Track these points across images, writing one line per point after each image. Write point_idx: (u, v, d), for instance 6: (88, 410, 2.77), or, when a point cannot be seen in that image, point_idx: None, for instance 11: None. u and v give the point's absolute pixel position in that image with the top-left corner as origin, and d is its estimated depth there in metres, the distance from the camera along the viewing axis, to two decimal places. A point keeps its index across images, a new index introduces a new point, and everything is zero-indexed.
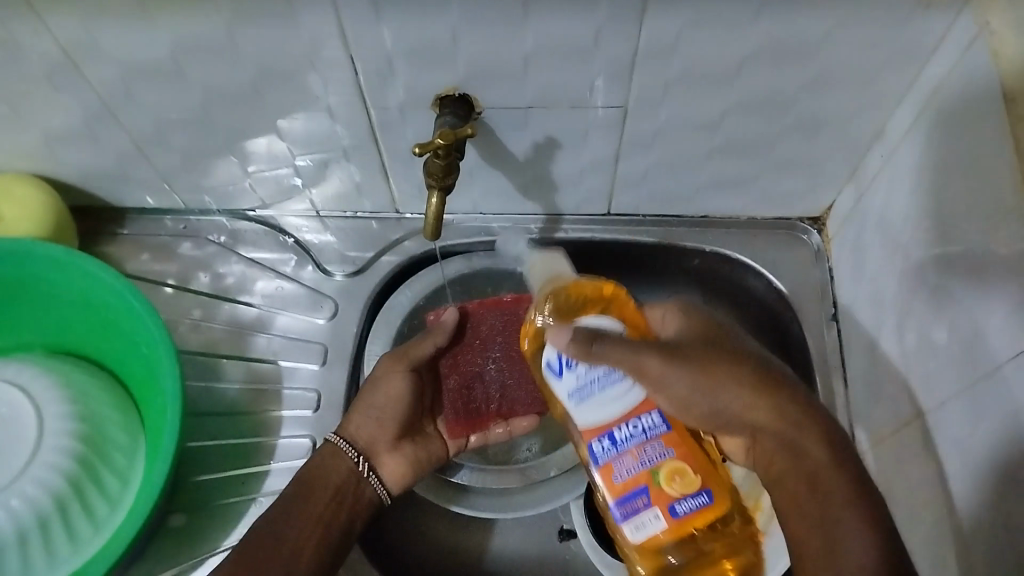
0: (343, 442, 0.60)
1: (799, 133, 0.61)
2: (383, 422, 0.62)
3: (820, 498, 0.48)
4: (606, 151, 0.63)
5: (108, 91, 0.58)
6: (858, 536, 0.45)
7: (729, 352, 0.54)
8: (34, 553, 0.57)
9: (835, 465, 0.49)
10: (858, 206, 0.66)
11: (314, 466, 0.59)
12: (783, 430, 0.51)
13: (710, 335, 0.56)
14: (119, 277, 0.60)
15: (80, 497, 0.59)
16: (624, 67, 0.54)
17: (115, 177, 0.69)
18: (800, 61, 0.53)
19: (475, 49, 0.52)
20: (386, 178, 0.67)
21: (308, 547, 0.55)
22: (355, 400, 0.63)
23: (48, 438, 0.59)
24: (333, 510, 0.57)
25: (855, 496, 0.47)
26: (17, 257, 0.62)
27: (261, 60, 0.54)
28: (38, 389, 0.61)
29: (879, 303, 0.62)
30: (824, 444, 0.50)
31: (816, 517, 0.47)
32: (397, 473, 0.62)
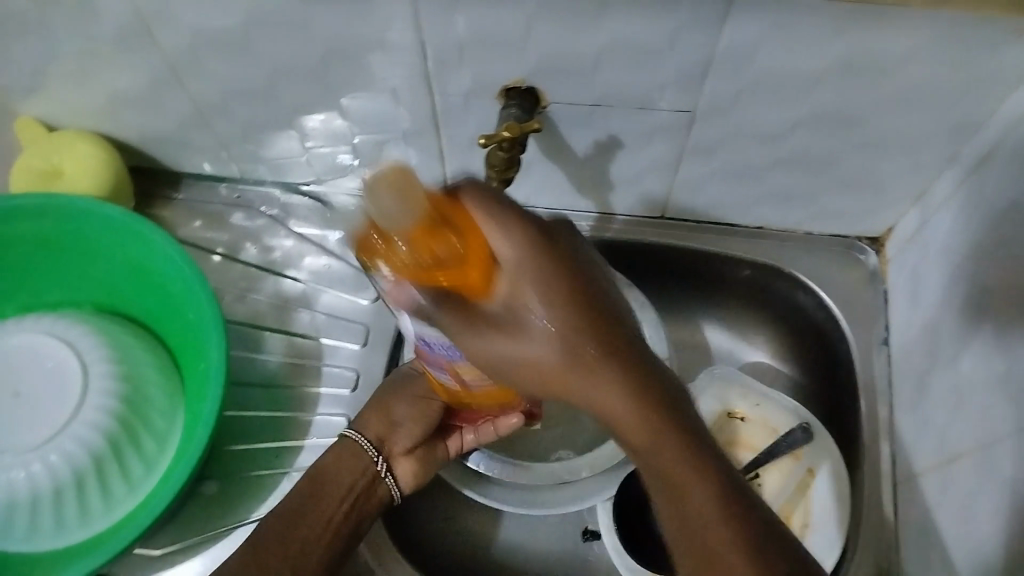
0: (360, 439, 0.61)
1: (869, 152, 0.60)
2: (407, 428, 0.61)
3: (683, 517, 0.42)
4: (667, 154, 0.62)
5: (177, 58, 0.58)
6: (740, 562, 0.40)
7: (548, 318, 0.40)
8: (69, 509, 0.58)
9: (686, 462, 0.42)
10: (921, 229, 0.64)
11: (332, 462, 0.60)
12: (622, 415, 0.41)
13: (536, 268, 0.40)
14: (175, 245, 0.61)
15: (117, 456, 0.60)
16: (696, 71, 0.53)
17: (174, 143, 0.69)
18: (877, 79, 0.52)
19: (546, 41, 0.51)
20: (442, 165, 0.67)
21: (318, 547, 0.56)
22: (381, 399, 0.63)
23: (91, 396, 0.59)
24: (346, 509, 0.58)
25: (726, 518, 0.41)
26: (75, 214, 0.62)
27: (330, 39, 0.54)
28: (85, 347, 0.61)
29: (934, 332, 0.61)
30: (688, 464, 0.42)
31: (682, 527, 0.42)
32: (410, 474, 0.62)
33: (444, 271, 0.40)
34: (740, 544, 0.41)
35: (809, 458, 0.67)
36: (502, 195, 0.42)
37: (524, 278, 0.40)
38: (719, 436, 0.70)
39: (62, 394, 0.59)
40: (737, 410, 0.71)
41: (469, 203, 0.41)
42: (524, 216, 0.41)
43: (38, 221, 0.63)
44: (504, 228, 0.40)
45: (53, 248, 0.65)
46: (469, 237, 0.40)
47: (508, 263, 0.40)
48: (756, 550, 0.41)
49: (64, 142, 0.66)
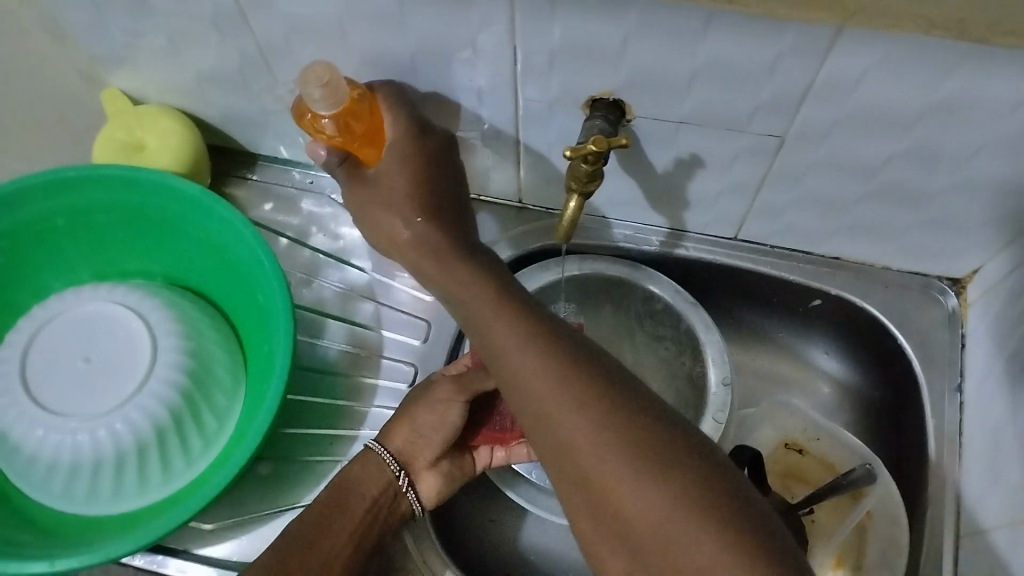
0: (384, 452, 0.59)
1: (961, 193, 0.57)
2: (432, 441, 0.60)
3: (538, 410, 0.45)
4: (750, 177, 0.61)
5: (268, 43, 0.58)
6: (588, 437, 0.43)
7: (422, 207, 0.54)
8: (129, 476, 0.59)
9: (543, 356, 0.46)
10: (1009, 276, 0.62)
11: (354, 473, 0.58)
12: (501, 336, 0.48)
13: (410, 165, 0.54)
14: (251, 228, 0.61)
15: (179, 430, 0.60)
16: (793, 97, 0.51)
17: (254, 124, 0.70)
18: (982, 121, 0.50)
19: (641, 56, 0.50)
20: (518, 168, 0.66)
21: (339, 561, 0.54)
22: (404, 408, 0.61)
23: (159, 369, 0.60)
24: (367, 522, 0.57)
25: (573, 395, 0.44)
26: (155, 188, 0.63)
27: (421, 36, 0.53)
28: (156, 320, 0.62)
29: (1015, 385, 0.58)
30: (535, 354, 0.46)
31: (537, 416, 0.45)
32: (433, 489, 0.60)
33: (368, 143, 0.55)
34: (586, 409, 0.43)
35: (872, 500, 0.65)
36: (411, 109, 0.56)
37: (390, 163, 0.54)
38: (776, 466, 0.70)
39: (132, 365, 0.60)
40: (795, 441, 0.71)
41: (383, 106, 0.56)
42: (406, 122, 0.55)
43: (121, 191, 0.64)
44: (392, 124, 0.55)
45: (131, 220, 0.66)
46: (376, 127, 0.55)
47: (401, 173, 0.54)
48: (611, 423, 0.43)
49: (156, 124, 0.67)
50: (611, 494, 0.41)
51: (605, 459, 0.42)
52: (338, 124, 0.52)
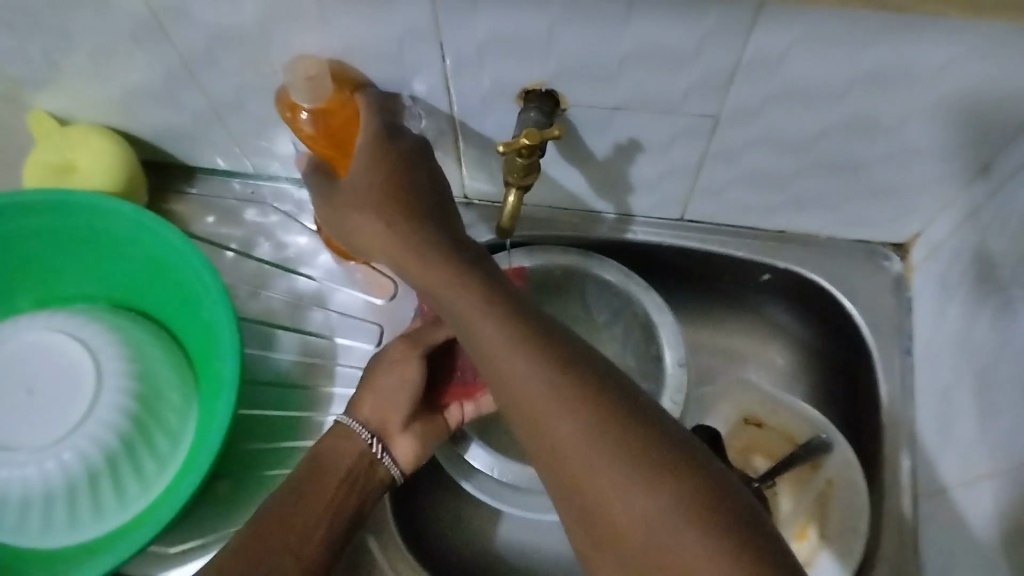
0: (353, 423, 0.59)
1: (894, 161, 0.58)
2: (397, 401, 0.59)
3: (537, 418, 0.43)
4: (689, 158, 0.61)
5: (191, 54, 0.57)
6: (589, 449, 0.41)
7: (405, 211, 0.51)
8: (83, 506, 0.58)
9: (533, 359, 0.44)
10: (948, 239, 0.63)
11: (326, 448, 0.58)
12: (487, 334, 0.46)
13: (383, 174, 0.51)
14: (190, 243, 0.60)
15: (132, 456, 0.59)
16: (722, 76, 0.51)
17: (187, 137, 0.68)
18: (908, 89, 0.51)
19: (569, 45, 0.50)
20: (459, 164, 0.66)
21: (317, 531, 0.54)
22: (365, 380, 0.61)
23: (105, 395, 0.59)
24: (345, 491, 0.56)
25: (573, 404, 0.42)
26: (88, 211, 0.62)
27: (347, 38, 0.52)
28: (99, 345, 0.61)
29: (960, 345, 0.59)
30: (530, 360, 0.44)
31: (536, 425, 0.43)
32: (411, 452, 0.59)
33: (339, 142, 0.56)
34: (586, 420, 0.42)
35: (829, 469, 0.66)
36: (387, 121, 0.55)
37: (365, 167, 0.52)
38: (734, 444, 0.71)
39: (76, 392, 0.59)
40: (753, 417, 0.71)
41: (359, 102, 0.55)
42: (379, 134, 0.53)
43: (54, 216, 0.62)
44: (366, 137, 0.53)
45: (67, 244, 0.65)
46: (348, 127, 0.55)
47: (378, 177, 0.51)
48: (606, 433, 0.41)
49: (87, 142, 0.66)
50: (608, 502, 0.40)
51: (611, 474, 0.40)
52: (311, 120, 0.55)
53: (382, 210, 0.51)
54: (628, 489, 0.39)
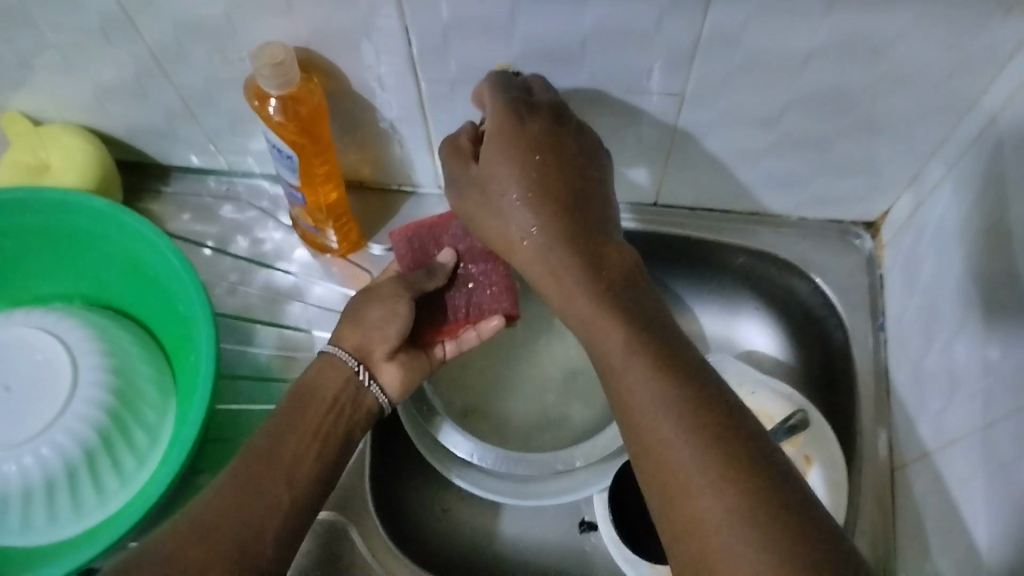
0: (341, 351, 0.58)
1: (859, 135, 0.59)
2: (387, 333, 0.59)
3: (650, 430, 0.45)
4: (658, 140, 0.62)
5: (161, 48, 0.57)
6: (690, 471, 0.43)
7: (549, 206, 0.51)
8: (61, 501, 0.58)
9: (646, 352, 0.47)
10: (916, 213, 0.64)
11: (312, 379, 0.57)
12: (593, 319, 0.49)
13: (514, 153, 0.51)
14: (164, 236, 0.60)
15: (110, 451, 0.59)
16: (685, 51, 0.52)
17: (160, 135, 0.69)
18: (867, 58, 0.51)
19: (532, 24, 0.51)
20: (432, 154, 0.66)
21: (307, 456, 0.53)
22: (352, 311, 0.60)
23: (82, 389, 0.58)
24: (333, 420, 0.56)
25: (683, 424, 0.44)
26: (61, 207, 0.62)
27: (313, 25, 0.53)
28: (75, 340, 0.61)
29: (931, 315, 0.60)
30: (650, 372, 0.46)
31: (643, 437, 0.45)
32: (395, 381, 0.60)
33: (306, 135, 0.58)
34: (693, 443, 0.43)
35: (806, 445, 0.66)
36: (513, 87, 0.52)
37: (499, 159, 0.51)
38: None
39: (52, 388, 0.58)
40: None
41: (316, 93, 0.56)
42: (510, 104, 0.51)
43: (27, 213, 0.62)
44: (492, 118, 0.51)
45: (40, 243, 0.65)
46: (313, 118, 0.57)
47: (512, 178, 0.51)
48: (699, 430, 0.44)
49: (62, 142, 0.66)
50: (694, 522, 0.42)
51: (704, 496, 0.42)
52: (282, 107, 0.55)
53: (516, 200, 0.51)
54: (702, 475, 0.42)
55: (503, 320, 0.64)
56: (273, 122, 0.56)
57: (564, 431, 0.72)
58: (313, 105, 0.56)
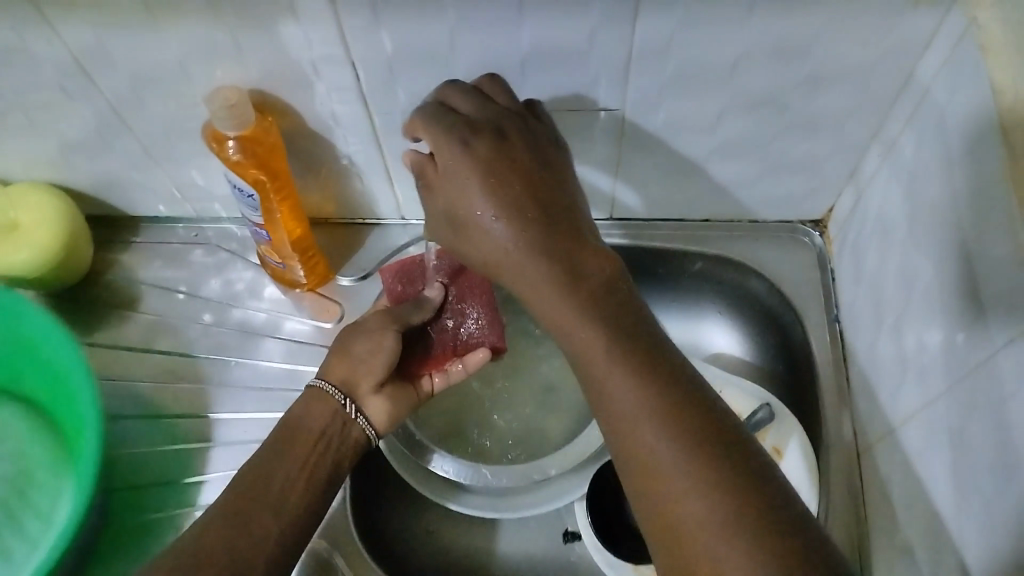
0: (328, 385, 0.60)
1: (794, 134, 0.62)
2: (373, 364, 0.61)
3: (641, 433, 0.44)
4: (606, 154, 0.64)
5: (120, 100, 0.60)
6: (688, 484, 0.42)
7: (519, 209, 0.49)
8: None
9: (623, 352, 0.46)
10: (857, 205, 0.67)
11: (301, 413, 0.59)
12: (551, 304, 0.48)
13: (488, 174, 0.49)
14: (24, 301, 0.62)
15: None
16: (620, 66, 0.55)
17: (127, 185, 0.71)
18: (792, 58, 0.55)
19: (473, 52, 0.54)
20: (391, 184, 0.69)
21: (294, 492, 0.54)
22: (339, 346, 0.62)
23: None
24: (318, 454, 0.57)
25: (676, 436, 0.43)
26: None
27: (266, 67, 0.56)
28: None
29: (878, 300, 0.63)
30: (632, 377, 0.45)
31: (630, 443, 0.44)
32: (382, 413, 0.61)
33: (268, 175, 0.60)
34: (688, 454, 0.42)
35: (775, 436, 0.67)
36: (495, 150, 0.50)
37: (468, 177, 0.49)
38: None
39: None
40: None
41: (273, 133, 0.59)
42: (447, 137, 0.50)
43: None
44: (460, 148, 0.50)
45: None
46: (272, 158, 0.60)
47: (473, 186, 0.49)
48: (678, 432, 0.43)
49: (30, 201, 0.68)
50: (691, 537, 0.41)
51: (699, 508, 0.41)
52: (241, 146, 0.58)
53: (481, 199, 0.49)
54: (687, 486, 0.42)
55: (488, 352, 0.65)
56: (233, 164, 0.59)
57: (541, 443, 0.74)
58: (271, 145, 0.59)
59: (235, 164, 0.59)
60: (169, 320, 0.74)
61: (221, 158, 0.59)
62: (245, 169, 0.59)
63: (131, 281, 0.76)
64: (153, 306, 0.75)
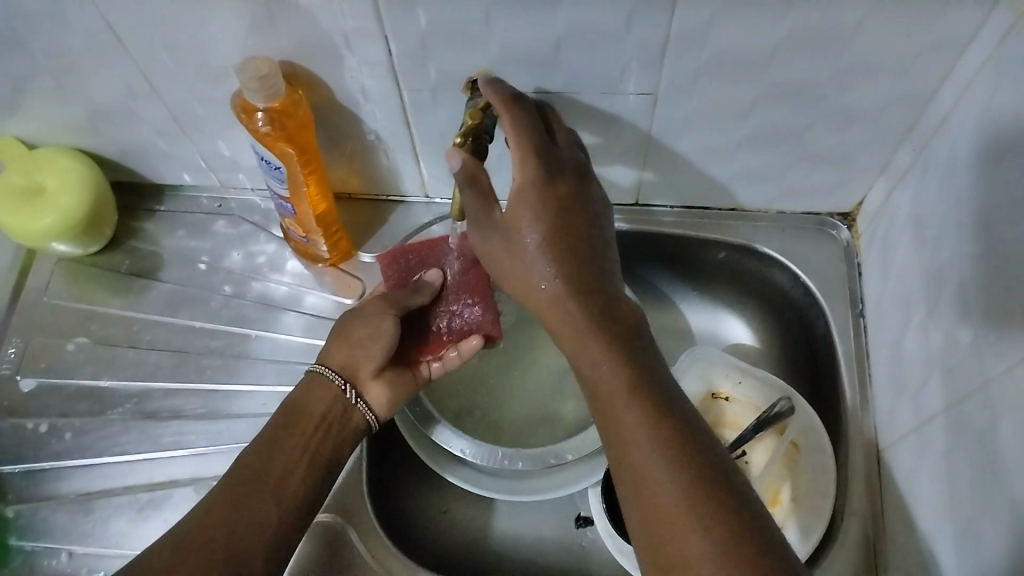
0: (329, 370, 0.59)
1: (827, 126, 0.61)
2: (373, 351, 0.60)
3: (651, 476, 0.44)
4: (635, 140, 0.64)
5: (150, 68, 0.60)
6: (692, 531, 0.42)
7: (562, 241, 0.50)
8: None
9: (641, 397, 0.47)
10: (888, 200, 0.66)
11: (301, 398, 0.58)
12: (583, 345, 0.49)
13: (539, 203, 0.50)
14: None
15: None
16: (655, 50, 0.54)
17: (153, 154, 0.71)
18: (830, 49, 0.54)
19: (508, 31, 0.53)
20: (417, 162, 0.68)
21: (294, 475, 0.54)
22: (339, 330, 0.61)
23: None
24: (319, 439, 0.57)
25: (685, 484, 0.43)
26: None
27: (297, 40, 0.55)
28: None
29: (905, 297, 0.62)
30: (649, 422, 0.46)
31: (641, 487, 0.44)
32: (383, 399, 0.61)
33: (295, 146, 0.60)
34: (694, 502, 0.42)
35: (794, 430, 0.67)
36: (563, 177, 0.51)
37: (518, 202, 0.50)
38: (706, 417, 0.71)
39: None
40: (721, 390, 0.72)
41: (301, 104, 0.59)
42: (525, 148, 0.50)
43: None
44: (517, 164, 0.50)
45: None
46: (300, 130, 0.59)
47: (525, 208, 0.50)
48: (688, 474, 0.43)
49: (55, 164, 0.68)
50: None
51: (702, 554, 0.41)
52: (269, 118, 0.57)
53: (530, 224, 0.50)
54: (695, 534, 0.41)
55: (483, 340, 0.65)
56: (260, 134, 0.58)
57: (558, 428, 0.74)
58: (299, 116, 0.59)
59: (261, 134, 0.58)
60: (190, 291, 0.74)
61: (247, 128, 0.58)
62: (271, 139, 0.59)
63: (154, 249, 0.76)
64: (175, 275, 0.75)
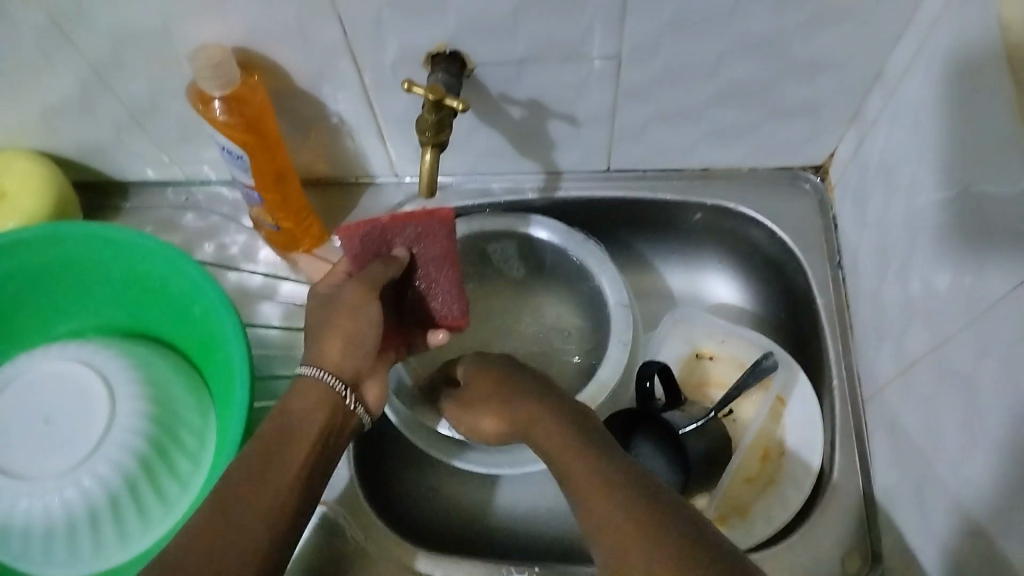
0: (329, 376, 0.52)
1: (795, 78, 0.61)
2: (367, 346, 0.55)
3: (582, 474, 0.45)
4: (603, 104, 0.63)
5: (101, 62, 0.58)
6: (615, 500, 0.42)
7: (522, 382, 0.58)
8: (124, 519, 0.60)
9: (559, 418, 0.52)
10: (859, 149, 0.65)
11: (296, 410, 0.51)
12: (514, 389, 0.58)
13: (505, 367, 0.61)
14: (90, 226, 0.61)
15: (149, 476, 0.60)
16: (616, 11, 0.53)
17: (113, 149, 0.69)
18: (791, 0, 0.53)
19: (463, 1, 0.52)
20: (384, 141, 0.67)
21: (297, 498, 0.48)
22: (314, 331, 0.54)
23: (120, 419, 0.60)
24: (319, 455, 0.50)
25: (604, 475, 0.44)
26: (75, 240, 0.63)
27: (250, 24, 0.54)
28: (114, 373, 0.62)
29: (882, 245, 0.62)
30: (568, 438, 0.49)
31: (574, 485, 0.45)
32: (378, 395, 0.57)
33: (257, 135, 0.59)
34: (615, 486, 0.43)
35: (779, 385, 0.69)
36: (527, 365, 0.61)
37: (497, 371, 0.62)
38: (688, 378, 0.73)
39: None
40: (704, 350, 0.74)
41: (259, 92, 0.58)
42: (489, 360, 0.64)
43: (114, 251, 0.63)
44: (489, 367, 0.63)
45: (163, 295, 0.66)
46: (260, 118, 0.58)
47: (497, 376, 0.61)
48: (606, 480, 0.44)
49: (15, 166, 0.67)
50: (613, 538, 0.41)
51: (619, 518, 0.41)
52: (227, 108, 0.57)
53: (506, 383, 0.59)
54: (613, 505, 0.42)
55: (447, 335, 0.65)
56: (218, 125, 0.57)
57: None
58: (258, 105, 0.58)
59: (219, 125, 0.57)
60: None
61: (207, 121, 0.58)
62: (231, 129, 0.58)
63: None
64: None
